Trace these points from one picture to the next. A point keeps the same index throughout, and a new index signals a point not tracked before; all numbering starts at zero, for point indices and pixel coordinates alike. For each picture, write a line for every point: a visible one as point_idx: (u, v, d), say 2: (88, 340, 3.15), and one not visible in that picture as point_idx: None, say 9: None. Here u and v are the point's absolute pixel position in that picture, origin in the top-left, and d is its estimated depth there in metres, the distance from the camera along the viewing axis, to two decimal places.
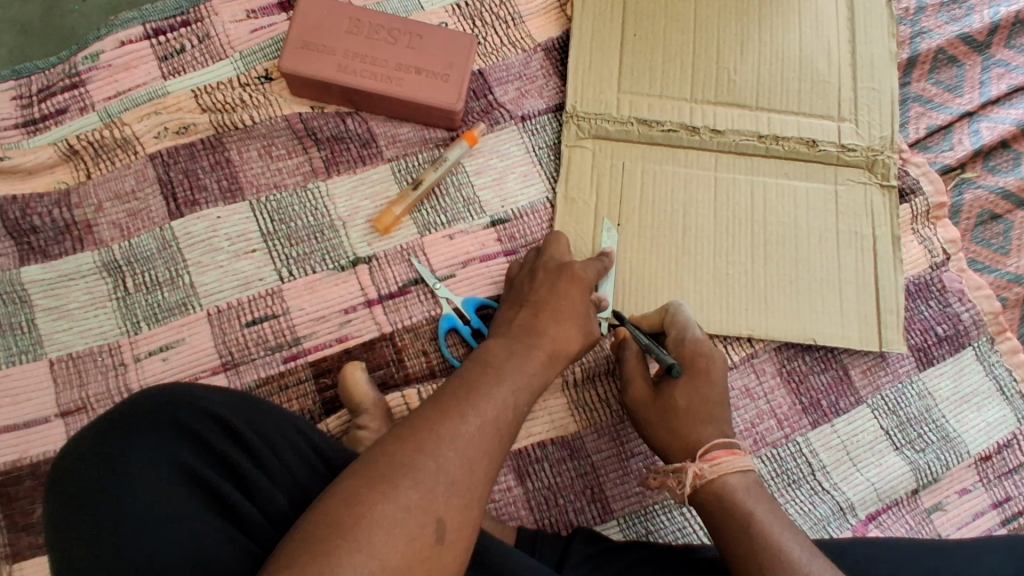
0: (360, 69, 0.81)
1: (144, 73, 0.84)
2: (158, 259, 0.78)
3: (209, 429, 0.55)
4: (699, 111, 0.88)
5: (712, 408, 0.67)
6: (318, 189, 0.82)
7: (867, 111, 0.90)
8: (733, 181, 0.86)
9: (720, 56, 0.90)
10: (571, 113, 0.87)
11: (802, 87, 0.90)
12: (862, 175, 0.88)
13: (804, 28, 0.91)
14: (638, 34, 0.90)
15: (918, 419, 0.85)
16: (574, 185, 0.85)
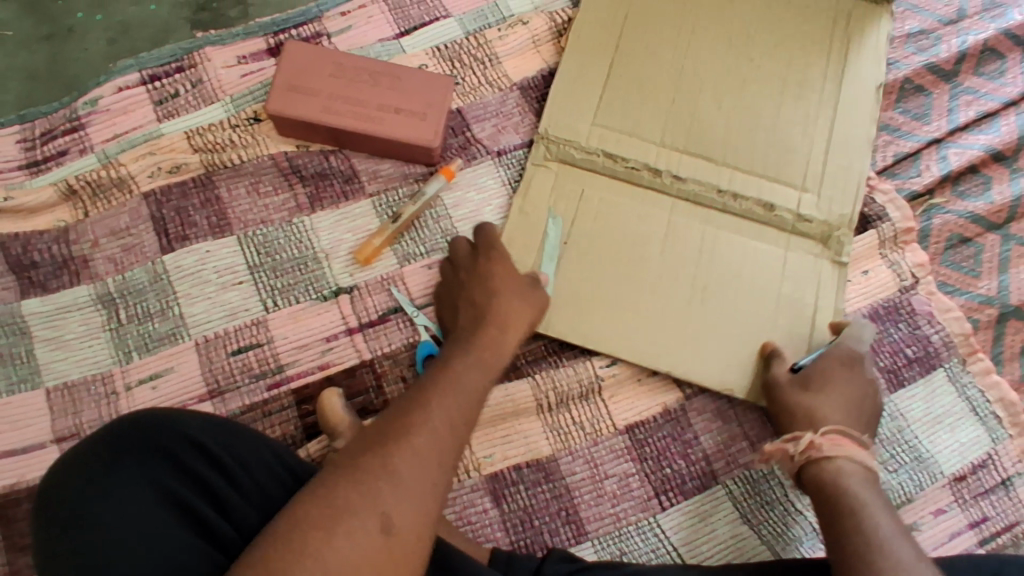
0: (342, 110, 0.85)
1: (141, 117, 0.90)
2: (150, 291, 0.82)
3: (187, 452, 0.58)
4: (663, 153, 0.92)
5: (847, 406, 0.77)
6: (302, 224, 0.87)
7: (828, 184, 0.92)
8: (686, 228, 0.89)
9: (700, 109, 0.94)
10: (542, 134, 0.92)
11: (766, 142, 0.93)
12: (812, 249, 0.89)
13: (777, 87, 0.96)
14: (619, 73, 0.95)
15: (890, 440, 0.87)
16: (530, 200, 0.89)
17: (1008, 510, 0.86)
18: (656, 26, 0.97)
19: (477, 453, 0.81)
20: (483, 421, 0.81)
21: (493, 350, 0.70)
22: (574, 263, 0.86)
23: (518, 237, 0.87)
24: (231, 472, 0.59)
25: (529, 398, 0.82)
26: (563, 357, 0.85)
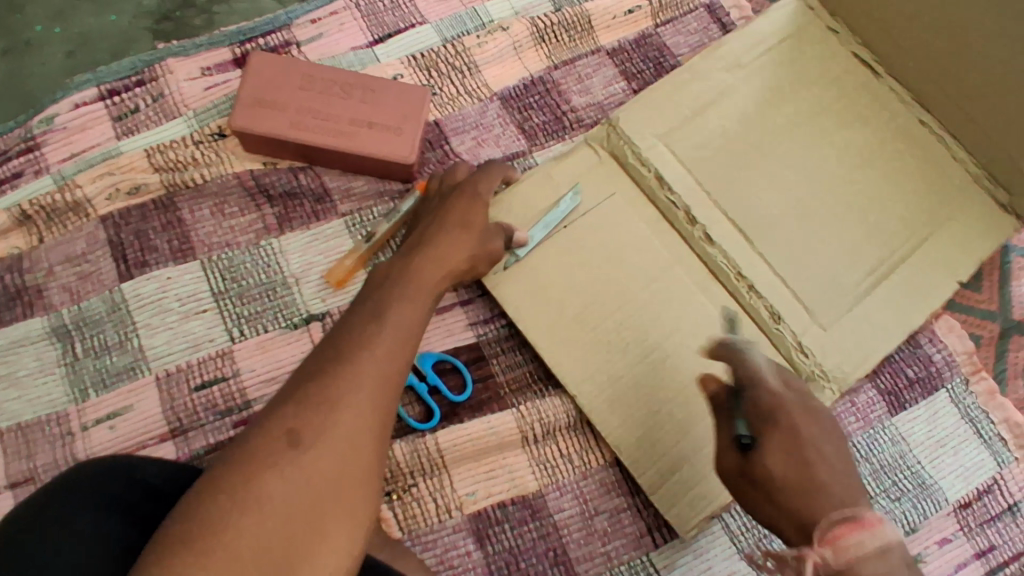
0: (314, 125, 0.80)
1: (98, 134, 0.84)
2: (108, 322, 0.77)
3: (132, 495, 0.54)
4: (710, 202, 0.82)
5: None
6: (270, 246, 0.81)
7: (868, 330, 0.79)
8: (681, 283, 0.80)
9: (786, 170, 0.84)
10: (611, 121, 0.84)
11: (815, 231, 0.82)
12: (794, 379, 0.77)
13: (862, 164, 0.84)
14: (717, 114, 0.85)
15: (893, 466, 0.83)
16: (561, 170, 0.83)
17: (1015, 538, 0.82)
18: (780, 54, 0.88)
19: (458, 491, 0.76)
20: (465, 456, 0.76)
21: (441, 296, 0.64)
22: (557, 280, 0.79)
23: (517, 203, 0.82)
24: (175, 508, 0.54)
25: (513, 430, 0.78)
26: (549, 385, 0.80)
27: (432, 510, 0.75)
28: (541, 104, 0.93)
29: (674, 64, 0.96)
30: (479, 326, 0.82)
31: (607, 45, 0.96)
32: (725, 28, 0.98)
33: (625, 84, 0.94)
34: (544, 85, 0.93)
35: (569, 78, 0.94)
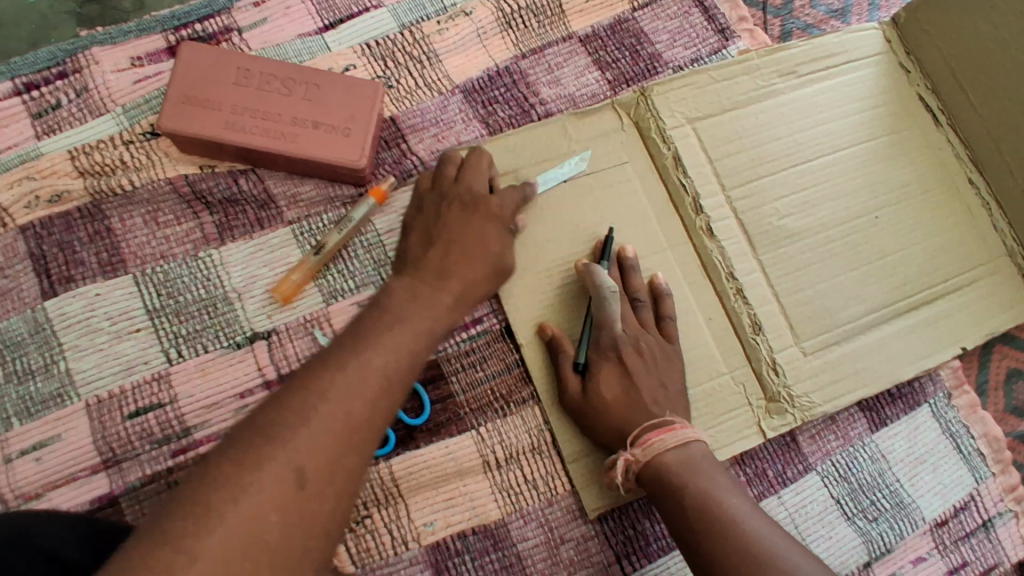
0: (251, 125, 0.72)
1: (16, 133, 0.77)
2: (31, 344, 0.71)
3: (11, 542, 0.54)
4: (721, 190, 0.83)
5: (645, 397, 0.70)
6: (210, 258, 0.75)
7: (852, 363, 0.80)
8: (663, 266, 0.80)
9: (805, 180, 0.84)
10: (644, 90, 0.84)
11: (821, 250, 0.83)
12: (758, 395, 0.78)
13: (870, 178, 0.86)
14: (754, 115, 0.85)
15: (871, 485, 0.79)
16: (579, 131, 0.83)
17: (988, 554, 0.80)
18: (873, 73, 0.89)
19: (416, 521, 0.72)
20: (423, 484, 0.73)
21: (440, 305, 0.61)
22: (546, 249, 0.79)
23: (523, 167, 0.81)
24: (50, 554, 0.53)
25: (473, 455, 0.74)
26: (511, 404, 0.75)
27: (386, 543, 0.71)
28: (507, 96, 0.85)
29: (652, 52, 0.89)
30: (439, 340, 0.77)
31: (580, 31, 0.89)
32: (706, 13, 0.91)
33: (599, 74, 0.88)
34: (510, 75, 0.86)
35: (538, 67, 0.87)
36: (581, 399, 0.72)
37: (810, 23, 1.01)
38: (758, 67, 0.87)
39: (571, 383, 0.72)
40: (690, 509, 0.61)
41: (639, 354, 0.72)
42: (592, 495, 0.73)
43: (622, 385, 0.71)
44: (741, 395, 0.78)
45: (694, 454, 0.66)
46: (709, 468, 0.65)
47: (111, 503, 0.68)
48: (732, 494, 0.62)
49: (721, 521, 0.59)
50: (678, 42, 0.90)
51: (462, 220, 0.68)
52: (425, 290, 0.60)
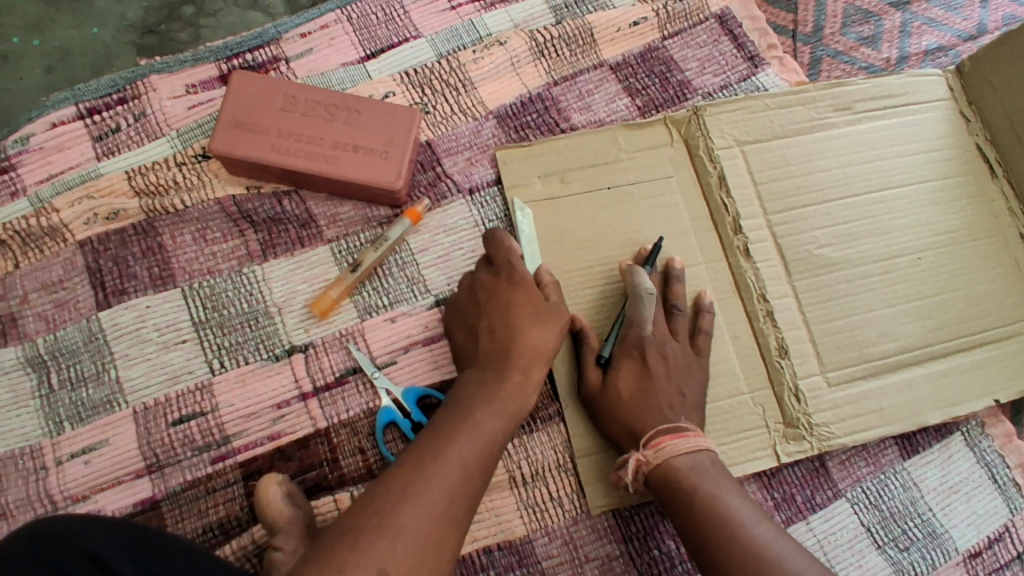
0: (295, 149, 0.76)
1: (78, 154, 0.82)
2: (85, 353, 0.75)
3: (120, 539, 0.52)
4: (762, 213, 0.84)
5: (662, 399, 0.72)
6: (253, 274, 0.79)
7: (876, 400, 0.79)
8: (696, 281, 0.82)
9: (846, 210, 0.85)
10: (699, 108, 0.87)
11: (856, 284, 0.82)
12: (777, 419, 0.78)
13: (907, 210, 0.86)
14: (807, 145, 0.87)
15: (903, 514, 0.78)
16: (626, 146, 0.86)
17: None
18: (934, 117, 0.90)
19: None
20: None
21: (508, 395, 0.68)
22: (586, 260, 0.82)
23: (567, 183, 0.84)
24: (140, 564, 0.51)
25: (500, 471, 0.75)
26: (534, 421, 0.77)
27: None
28: (539, 122, 0.88)
29: (682, 79, 0.91)
30: None
31: (611, 59, 0.91)
32: (736, 40, 0.93)
33: (629, 100, 0.90)
34: (542, 102, 0.89)
35: (570, 94, 0.89)
36: (597, 392, 0.74)
37: (841, 50, 1.02)
38: (815, 99, 0.89)
39: (592, 376, 0.75)
40: (700, 513, 0.62)
41: (662, 357, 0.74)
42: (595, 488, 0.75)
43: (641, 385, 0.73)
44: (760, 417, 0.78)
45: (708, 457, 0.67)
46: (719, 476, 0.66)
47: (153, 506, 0.71)
48: (740, 501, 0.63)
49: (729, 527, 0.60)
50: (707, 69, 0.92)
51: (502, 307, 0.72)
52: (487, 381, 0.69)
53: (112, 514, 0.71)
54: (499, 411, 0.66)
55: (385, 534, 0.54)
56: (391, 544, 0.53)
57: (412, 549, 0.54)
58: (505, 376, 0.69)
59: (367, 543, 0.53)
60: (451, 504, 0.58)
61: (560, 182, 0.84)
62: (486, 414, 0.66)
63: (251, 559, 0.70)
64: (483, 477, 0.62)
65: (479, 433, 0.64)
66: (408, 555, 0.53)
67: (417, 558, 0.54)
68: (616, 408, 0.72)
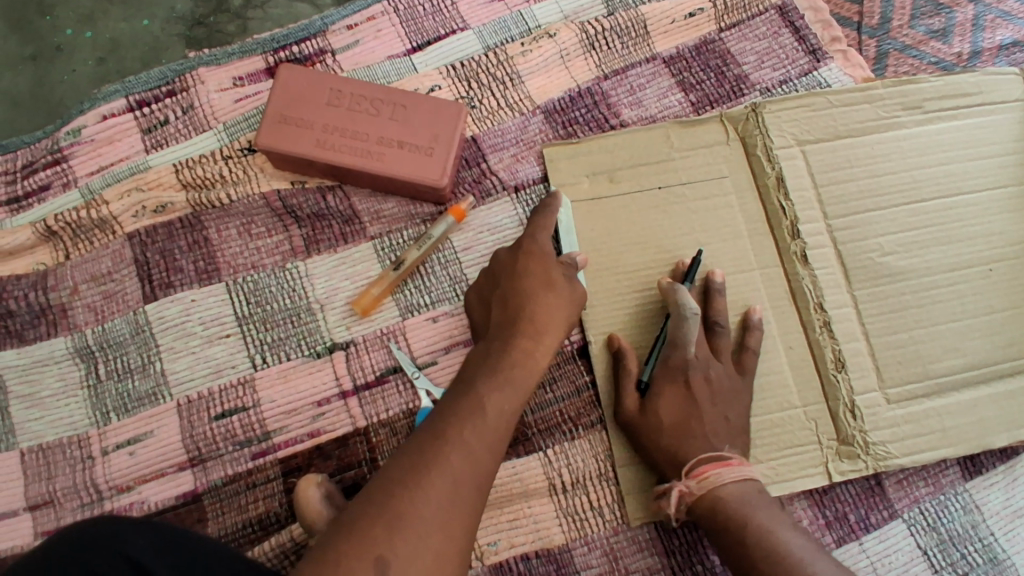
0: (340, 144, 0.75)
1: (127, 147, 0.83)
2: (131, 345, 0.76)
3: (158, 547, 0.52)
4: (821, 217, 0.80)
5: (706, 427, 0.69)
6: (296, 269, 0.78)
7: (939, 419, 0.75)
8: (749, 287, 0.78)
9: (911, 214, 0.80)
10: (757, 106, 0.83)
11: (921, 296, 0.78)
12: (831, 435, 0.74)
13: (977, 217, 0.80)
14: (872, 146, 0.82)
15: (963, 538, 0.74)
16: (678, 144, 0.82)
17: None
18: (1010, 117, 0.84)
19: (480, 540, 0.72)
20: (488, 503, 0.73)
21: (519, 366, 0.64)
22: (632, 264, 0.79)
23: (615, 182, 0.81)
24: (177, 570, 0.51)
25: (540, 477, 0.74)
26: (576, 428, 0.75)
27: None
28: (587, 117, 0.85)
29: (738, 74, 0.87)
30: None
31: (664, 52, 0.88)
32: (798, 33, 0.89)
33: (682, 96, 0.86)
34: (591, 96, 0.86)
35: (620, 89, 0.86)
36: (637, 421, 0.71)
37: (910, 44, 0.96)
38: (882, 97, 0.84)
39: (631, 404, 0.72)
40: (754, 547, 0.60)
41: (707, 382, 0.71)
42: (634, 502, 0.73)
43: (684, 413, 0.70)
44: (813, 432, 0.74)
45: (752, 485, 0.66)
46: (766, 504, 0.64)
47: (195, 499, 0.72)
48: (792, 533, 0.61)
49: (788, 562, 0.58)
50: (766, 63, 0.87)
51: (517, 280, 0.70)
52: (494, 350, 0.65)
53: (155, 505, 0.72)
54: (506, 388, 0.62)
55: (389, 527, 0.50)
56: (398, 537, 0.49)
57: (421, 539, 0.50)
58: (513, 345, 0.65)
59: (370, 539, 0.49)
60: (458, 488, 0.54)
61: (608, 181, 0.81)
62: (491, 391, 0.61)
63: (290, 556, 0.69)
64: (494, 457, 0.58)
65: (483, 413, 0.59)
66: (416, 548, 0.49)
67: (427, 550, 0.50)
68: (658, 438, 0.70)
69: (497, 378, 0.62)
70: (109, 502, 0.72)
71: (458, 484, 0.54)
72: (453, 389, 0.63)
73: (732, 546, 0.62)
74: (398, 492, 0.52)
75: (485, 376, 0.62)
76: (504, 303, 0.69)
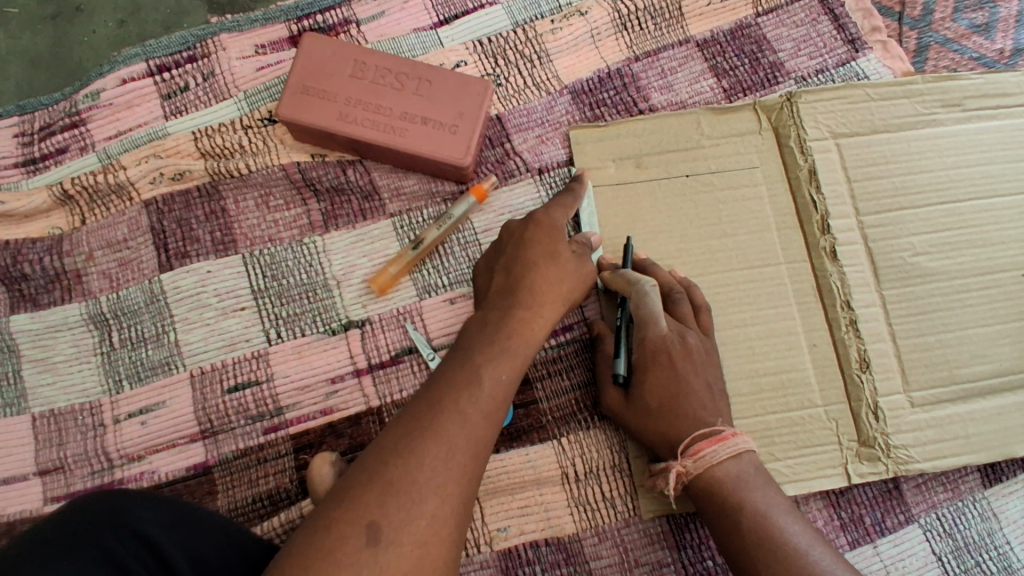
0: (363, 118, 0.74)
1: (146, 112, 0.81)
2: (145, 314, 0.75)
3: (160, 515, 0.52)
4: (853, 213, 0.78)
5: (688, 402, 0.66)
6: (314, 244, 0.77)
7: (962, 425, 0.73)
8: (775, 282, 0.76)
9: (945, 215, 0.78)
10: (792, 95, 0.80)
11: (952, 299, 0.76)
12: (851, 437, 0.73)
13: (1013, 220, 0.78)
14: (909, 143, 0.80)
15: (978, 545, 0.72)
16: (708, 132, 0.80)
17: None
18: None
19: (490, 525, 0.72)
20: (499, 489, 0.72)
21: (521, 335, 0.61)
22: (655, 253, 0.77)
23: (641, 170, 0.79)
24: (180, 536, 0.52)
25: (553, 465, 0.73)
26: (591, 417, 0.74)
27: None
28: (616, 99, 0.83)
29: (774, 61, 0.84)
30: None
31: (698, 36, 0.85)
32: (837, 21, 0.85)
33: (714, 81, 0.83)
34: (621, 78, 0.84)
35: (651, 71, 0.84)
36: (623, 408, 0.69)
37: (951, 38, 0.92)
38: (922, 93, 0.81)
39: (614, 390, 0.70)
40: (746, 536, 0.58)
41: (694, 350, 0.68)
42: (646, 493, 0.72)
43: (668, 391, 0.66)
44: (832, 433, 0.73)
45: (751, 457, 0.63)
46: (763, 484, 0.62)
47: (206, 471, 0.71)
48: (788, 520, 0.59)
49: (781, 559, 0.56)
50: (803, 51, 0.85)
51: (522, 247, 0.67)
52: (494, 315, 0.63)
53: (165, 476, 0.71)
54: (503, 354, 0.59)
55: (381, 494, 0.49)
56: (390, 504, 0.49)
57: (417, 505, 0.49)
58: (512, 312, 0.62)
59: (362, 505, 0.49)
60: (455, 454, 0.52)
61: (635, 167, 0.79)
62: (488, 358, 0.59)
63: None
64: (493, 424, 0.55)
65: (480, 379, 0.57)
66: (411, 514, 0.48)
67: (421, 515, 0.49)
68: (643, 421, 0.67)
69: (494, 346, 0.59)
70: (119, 471, 0.72)
71: (454, 450, 0.52)
72: (450, 355, 0.60)
73: (723, 529, 0.60)
74: (393, 459, 0.51)
75: (482, 342, 0.60)
76: (506, 270, 0.66)
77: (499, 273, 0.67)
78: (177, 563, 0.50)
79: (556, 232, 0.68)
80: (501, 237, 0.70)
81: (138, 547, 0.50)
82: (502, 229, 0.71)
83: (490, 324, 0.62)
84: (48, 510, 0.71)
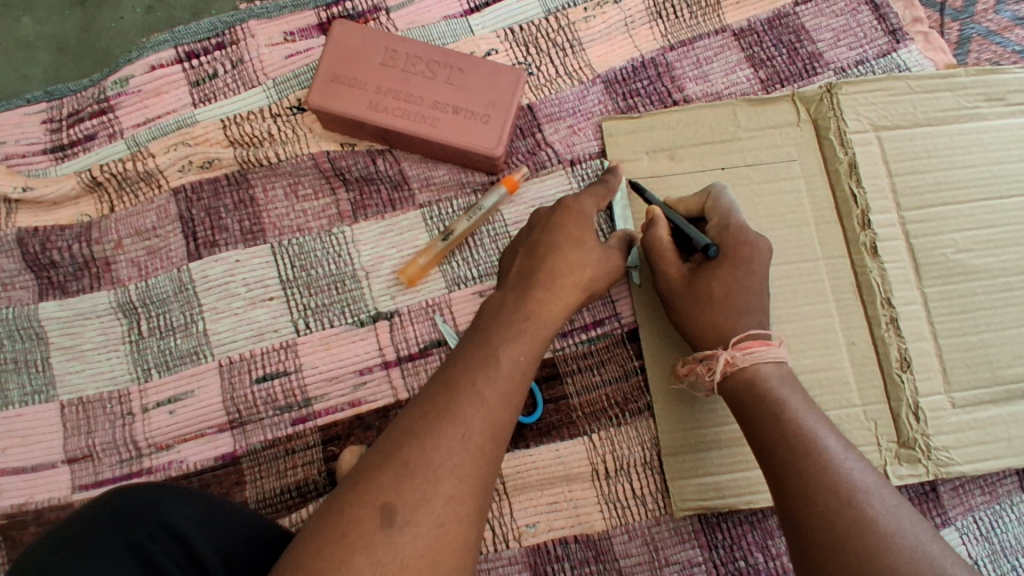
0: (393, 107, 0.72)
1: (174, 100, 0.81)
2: (174, 302, 0.75)
3: (183, 509, 0.51)
4: (894, 208, 0.76)
5: (752, 301, 0.63)
6: (343, 234, 0.76)
7: (1004, 427, 0.71)
8: (813, 277, 0.74)
9: (990, 211, 0.76)
10: (831, 86, 0.78)
11: (996, 298, 0.74)
12: (890, 437, 0.71)
13: None
14: (951, 137, 0.78)
15: (1016, 549, 0.71)
16: (744, 124, 0.78)
17: None
18: None
19: (519, 521, 0.71)
20: (529, 484, 0.71)
21: (540, 320, 0.61)
22: None
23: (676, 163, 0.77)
24: (206, 527, 0.51)
25: (582, 461, 0.72)
26: (620, 414, 0.73)
27: (488, 539, 0.70)
28: (649, 89, 0.81)
29: (812, 52, 0.82)
30: (556, 338, 0.74)
31: (734, 25, 0.83)
32: (877, 11, 0.83)
33: (751, 71, 0.81)
34: (655, 67, 0.82)
35: (685, 61, 0.82)
36: (689, 304, 0.65)
37: (993, 30, 0.88)
38: (965, 85, 0.79)
39: (673, 269, 0.66)
40: (784, 430, 0.55)
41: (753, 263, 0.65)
42: (676, 492, 0.70)
43: (733, 285, 0.63)
44: (870, 433, 0.71)
45: (792, 367, 0.61)
46: (800, 388, 0.59)
47: (234, 462, 0.71)
48: (826, 424, 0.56)
49: (816, 459, 0.53)
50: (842, 41, 0.82)
51: (545, 230, 0.65)
52: (513, 297, 0.62)
53: (194, 466, 0.71)
54: (520, 337, 0.58)
55: (396, 475, 0.48)
56: (404, 483, 0.48)
57: (432, 484, 0.48)
58: (529, 296, 0.61)
59: (377, 486, 0.48)
60: (469, 434, 0.51)
61: (669, 159, 0.77)
62: (506, 339, 0.58)
63: None
64: (510, 406, 0.55)
65: (496, 361, 0.56)
66: (427, 494, 0.48)
67: (437, 495, 0.48)
68: (708, 314, 0.63)
69: (510, 329, 0.59)
70: (147, 460, 0.72)
71: (468, 429, 0.51)
72: (467, 338, 0.59)
73: (759, 425, 0.57)
74: (409, 442, 0.50)
75: (499, 325, 0.59)
76: (528, 255, 0.65)
77: (519, 257, 0.66)
78: (210, 563, 0.49)
79: (586, 217, 0.66)
80: (525, 227, 0.69)
81: (171, 545, 0.49)
82: (530, 217, 0.70)
83: (507, 305, 0.61)
84: (76, 498, 0.71)
